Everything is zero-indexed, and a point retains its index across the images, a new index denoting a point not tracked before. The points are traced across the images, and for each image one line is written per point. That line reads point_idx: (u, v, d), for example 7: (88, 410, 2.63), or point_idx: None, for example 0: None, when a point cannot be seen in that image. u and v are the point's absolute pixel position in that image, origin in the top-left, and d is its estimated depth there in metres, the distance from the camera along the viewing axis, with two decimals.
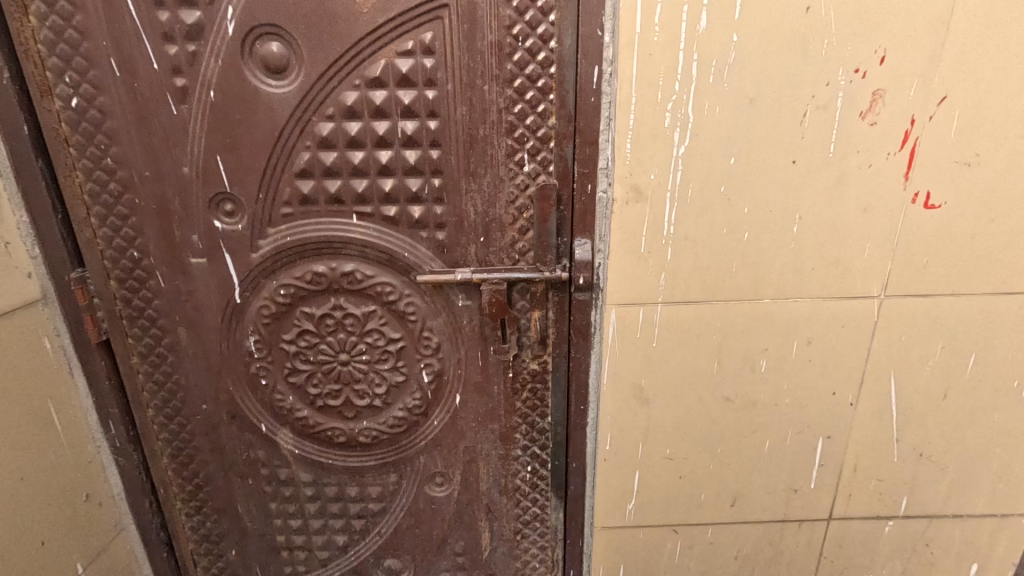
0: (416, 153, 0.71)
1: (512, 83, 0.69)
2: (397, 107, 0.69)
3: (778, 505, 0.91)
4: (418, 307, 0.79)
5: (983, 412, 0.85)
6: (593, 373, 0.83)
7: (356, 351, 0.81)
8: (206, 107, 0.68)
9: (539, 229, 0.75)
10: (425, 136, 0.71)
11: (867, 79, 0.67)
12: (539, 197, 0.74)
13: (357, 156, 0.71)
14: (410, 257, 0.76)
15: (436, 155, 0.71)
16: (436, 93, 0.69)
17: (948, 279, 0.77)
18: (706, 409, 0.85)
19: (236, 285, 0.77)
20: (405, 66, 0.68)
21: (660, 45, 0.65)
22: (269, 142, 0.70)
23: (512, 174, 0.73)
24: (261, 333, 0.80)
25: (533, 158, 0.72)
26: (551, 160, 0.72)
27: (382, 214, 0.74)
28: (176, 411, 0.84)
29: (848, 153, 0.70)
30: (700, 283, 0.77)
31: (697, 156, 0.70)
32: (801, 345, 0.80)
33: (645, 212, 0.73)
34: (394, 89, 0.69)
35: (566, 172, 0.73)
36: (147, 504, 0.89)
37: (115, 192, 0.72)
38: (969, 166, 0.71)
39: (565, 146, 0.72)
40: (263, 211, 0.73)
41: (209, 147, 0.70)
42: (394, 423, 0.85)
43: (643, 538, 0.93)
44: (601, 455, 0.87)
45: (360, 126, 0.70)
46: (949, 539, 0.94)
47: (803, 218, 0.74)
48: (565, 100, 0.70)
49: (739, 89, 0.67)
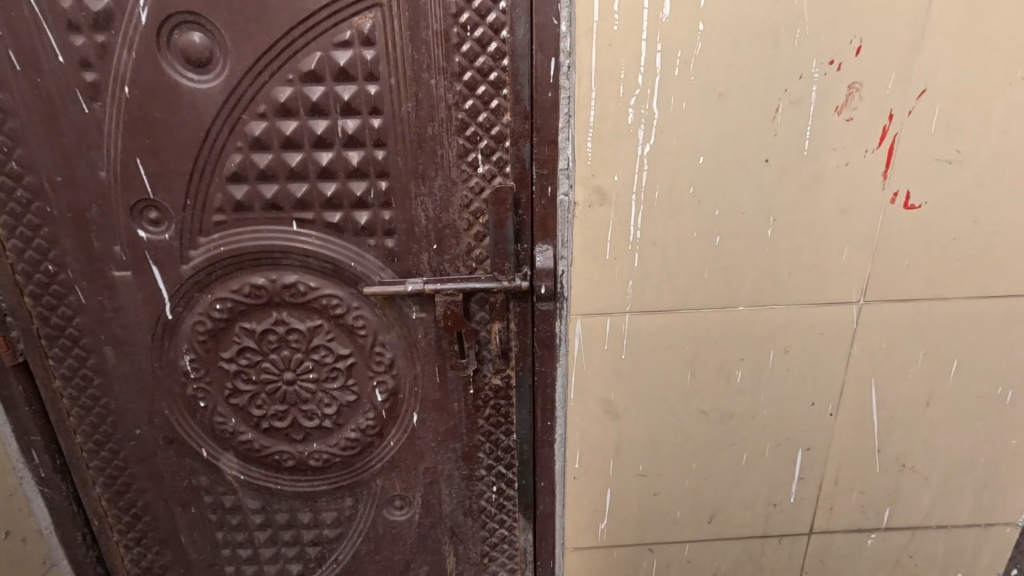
0: (359, 154, 0.65)
1: (462, 77, 0.63)
2: (336, 104, 0.63)
3: (757, 520, 0.87)
4: (368, 321, 0.73)
5: (966, 420, 0.81)
6: (559, 387, 0.78)
7: (303, 370, 0.75)
8: (122, 104, 0.62)
9: (496, 235, 0.69)
10: (368, 135, 0.65)
11: (842, 71, 0.62)
12: (495, 201, 0.68)
13: (294, 157, 0.65)
14: (357, 267, 0.70)
15: (381, 156, 0.66)
16: (379, 89, 0.63)
17: (930, 282, 0.73)
18: (680, 423, 0.80)
19: (167, 300, 0.71)
20: (343, 58, 0.62)
21: (620, 35, 0.60)
22: (196, 144, 0.64)
23: (465, 176, 0.67)
24: (197, 351, 0.73)
25: (487, 159, 0.67)
26: (507, 161, 0.67)
27: (324, 221, 0.68)
28: (107, 437, 0.77)
29: (824, 151, 0.66)
30: (670, 290, 0.72)
31: (663, 155, 0.65)
32: (778, 354, 0.76)
33: (610, 216, 0.68)
34: (332, 84, 0.62)
35: (524, 173, 0.68)
36: (80, 537, 0.82)
37: (23, 199, 0.65)
38: (950, 164, 0.67)
39: (521, 145, 0.66)
40: (194, 220, 0.67)
41: (128, 148, 0.63)
42: (346, 445, 0.79)
43: (617, 558, 0.89)
44: (570, 474, 0.82)
45: (296, 126, 0.64)
46: (933, 550, 0.91)
47: (778, 220, 0.69)
48: (520, 95, 0.64)
49: (706, 83, 0.62)
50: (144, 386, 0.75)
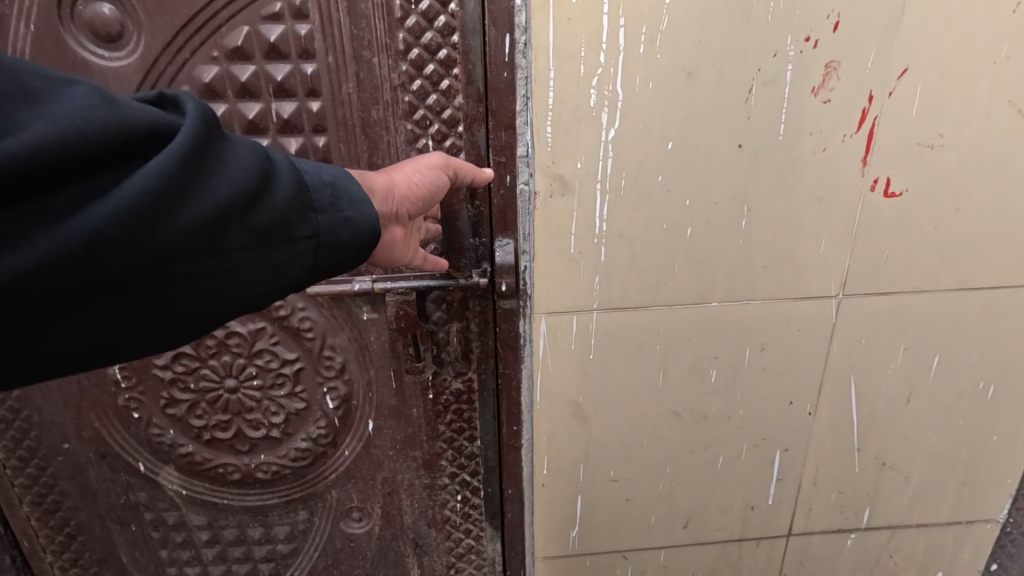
0: (298, 140, 0.62)
1: (407, 56, 0.59)
2: (268, 84, 0.60)
3: (734, 524, 0.84)
4: (315, 323, 0.69)
5: (947, 417, 0.79)
6: (525, 392, 0.73)
7: (246, 376, 0.70)
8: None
9: (449, 227, 0.66)
10: (306, 119, 0.61)
11: (819, 48, 0.58)
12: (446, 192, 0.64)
13: None
14: None
15: (321, 143, 0.62)
16: (315, 67, 0.59)
17: (910, 275, 0.69)
18: (652, 426, 0.76)
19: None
20: (274, 34, 0.58)
21: (580, 8, 0.55)
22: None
23: None
24: None
25: (439, 145, 0.63)
26: (461, 148, 0.63)
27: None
28: (32, 452, 0.72)
29: (799, 135, 0.61)
30: (639, 287, 0.67)
31: (629, 142, 0.60)
32: (754, 351, 0.72)
33: (573, 207, 0.63)
34: (262, 62, 0.59)
35: (480, 160, 0.64)
36: (10, 559, 0.78)
37: None
38: (932, 149, 0.63)
39: (475, 130, 0.62)
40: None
41: None
42: (297, 455, 0.75)
43: (589, 566, 0.85)
44: (538, 480, 0.77)
45: (225, 109, 0.60)
46: (913, 549, 0.89)
47: (753, 211, 0.65)
48: (472, 76, 0.60)
49: (674, 61, 0.57)
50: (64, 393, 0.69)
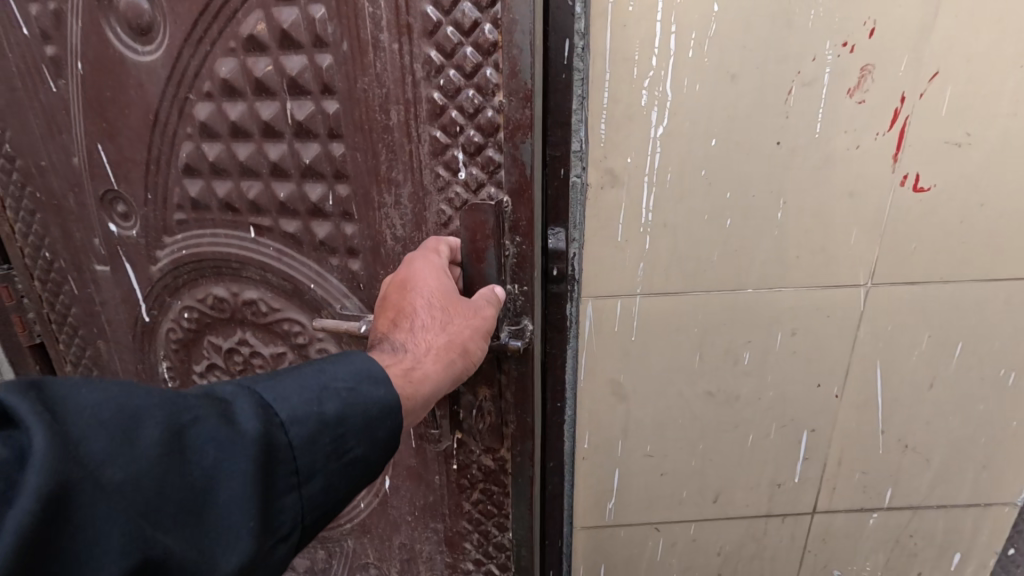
0: (315, 145, 0.65)
1: (435, 39, 0.58)
2: (282, 79, 0.63)
3: (761, 500, 0.89)
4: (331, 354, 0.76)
5: (968, 402, 0.83)
6: (569, 369, 0.78)
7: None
8: (80, 81, 0.67)
9: (473, 270, 0.65)
10: (321, 122, 0.64)
11: (855, 52, 0.63)
12: (472, 223, 0.64)
13: (245, 149, 0.67)
14: (315, 289, 0.73)
15: (338, 150, 0.65)
16: (327, 57, 0.61)
17: (936, 265, 0.73)
18: (686, 405, 0.81)
19: (146, 302, 0.80)
20: (288, 18, 0.60)
21: (635, 16, 0.60)
22: (148, 127, 0.68)
23: (443, 184, 0.64)
24: (173, 359, 0.83)
25: (473, 160, 0.62)
26: (501, 161, 0.61)
27: (284, 229, 0.71)
28: None
29: (834, 133, 0.66)
30: (679, 274, 0.73)
31: (675, 138, 0.66)
32: (785, 336, 0.77)
33: (621, 198, 0.68)
34: (277, 54, 0.62)
35: (522, 179, 0.62)
36: None
37: (18, 182, 0.76)
38: (960, 147, 0.67)
39: (518, 140, 0.60)
40: (151, 215, 0.74)
41: (91, 134, 0.70)
42: None
43: (623, 537, 0.91)
44: (579, 453, 0.84)
45: (244, 108, 0.65)
46: (932, 529, 0.93)
47: (789, 204, 0.70)
48: (517, 67, 0.57)
49: (722, 64, 0.62)
50: (141, 369, 0.86)
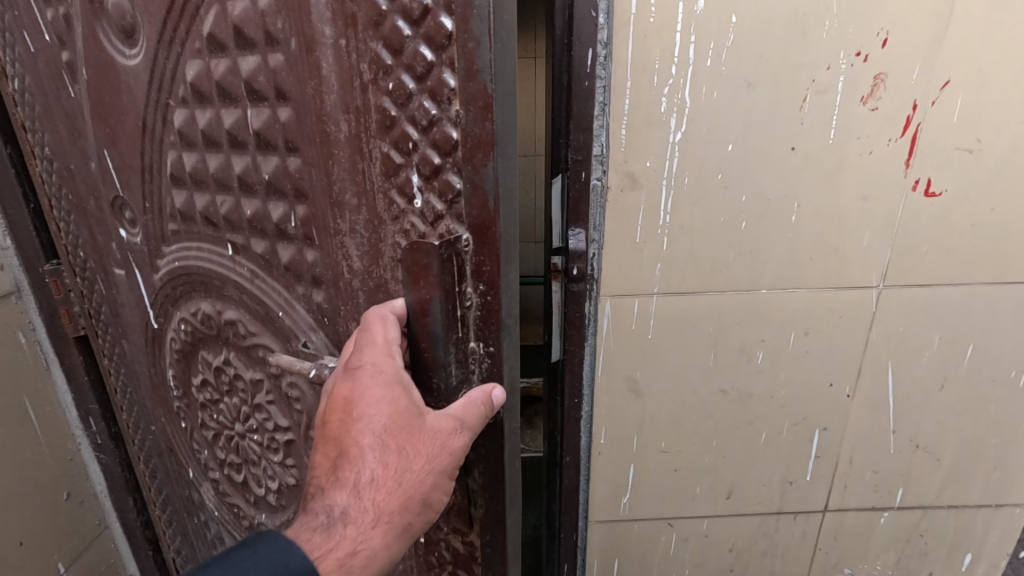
0: (275, 160, 0.49)
1: (376, 17, 0.39)
2: (238, 81, 0.48)
3: (773, 497, 0.91)
4: (302, 394, 0.60)
5: (980, 403, 0.84)
6: (587, 366, 0.81)
7: (252, 432, 0.67)
8: (87, 87, 0.57)
9: (419, 330, 0.45)
10: (279, 133, 0.48)
11: (869, 62, 0.65)
12: (414, 266, 0.45)
13: (214, 160, 0.53)
14: (285, 320, 0.57)
15: (294, 166, 0.48)
16: (279, 58, 0.44)
17: (947, 268, 0.75)
18: (701, 402, 0.83)
19: (151, 307, 0.70)
20: (240, 10, 0.44)
21: (656, 27, 0.63)
22: (139, 134, 0.56)
23: (394, 213, 0.45)
24: (176, 369, 0.72)
25: (428, 183, 0.43)
26: (459, 188, 0.42)
27: (255, 252, 0.56)
28: (139, 426, 0.85)
29: (847, 140, 0.68)
30: (696, 274, 0.75)
31: (693, 144, 0.68)
32: (798, 336, 0.79)
33: (640, 200, 0.71)
34: (235, 53, 0.47)
35: (486, 215, 0.42)
36: (132, 503, 0.91)
37: (55, 174, 0.69)
38: (971, 153, 0.69)
39: (480, 161, 0.41)
40: (148, 223, 0.63)
41: (98, 140, 0.60)
42: None
43: (636, 532, 0.93)
44: (596, 448, 0.86)
45: (211, 115, 0.51)
46: (943, 529, 0.94)
47: (803, 207, 0.72)
48: (475, 67, 0.38)
49: (739, 73, 0.65)
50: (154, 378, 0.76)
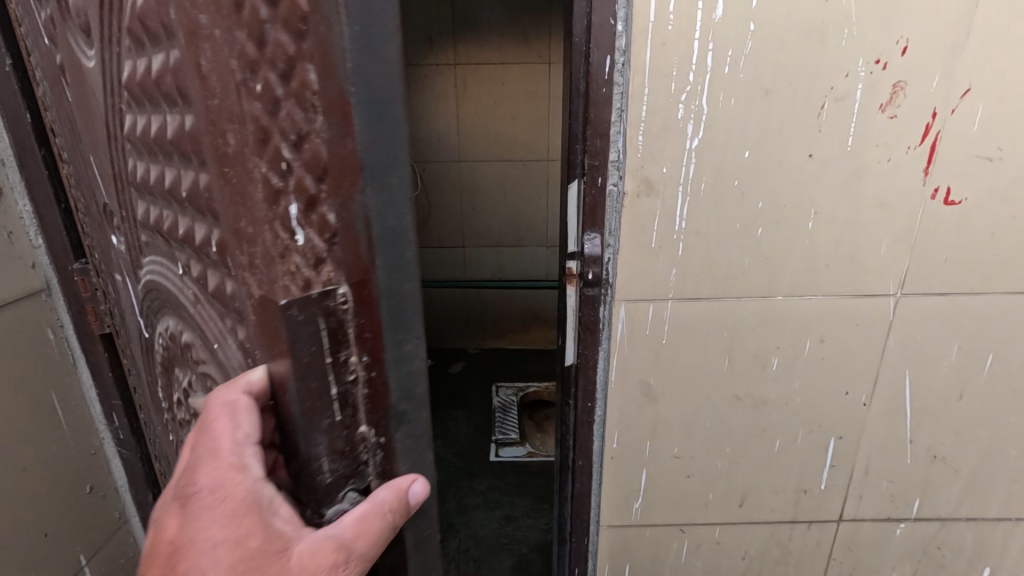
0: (192, 175, 0.37)
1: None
2: (153, 82, 0.37)
3: (787, 506, 0.90)
4: None
5: (999, 414, 0.83)
6: (601, 371, 0.81)
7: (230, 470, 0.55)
8: (72, 93, 0.54)
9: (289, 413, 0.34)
10: (189, 144, 0.35)
11: (888, 70, 0.65)
12: (268, 331, 0.33)
13: (153, 171, 0.44)
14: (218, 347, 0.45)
15: (204, 184, 0.35)
16: (176, 56, 0.32)
17: (966, 277, 0.75)
18: (715, 409, 0.83)
19: (140, 316, 0.63)
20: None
21: (674, 34, 0.64)
22: (106, 138, 0.50)
23: (282, 260, 0.31)
24: (163, 385, 0.64)
25: (307, 217, 0.31)
26: (338, 225, 0.31)
27: (194, 273, 0.45)
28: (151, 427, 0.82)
29: (865, 147, 0.68)
30: (711, 280, 0.75)
31: (710, 151, 0.69)
32: (814, 343, 0.79)
33: (656, 206, 0.71)
34: (150, 52, 0.36)
35: (360, 251, 0.32)
36: (151, 497, 0.93)
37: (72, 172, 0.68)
38: (991, 161, 0.69)
39: (354, 185, 0.31)
40: (127, 232, 0.56)
41: (89, 144, 0.56)
42: None
43: (648, 537, 0.93)
44: (608, 453, 0.86)
45: (145, 120, 0.42)
46: (961, 542, 0.93)
47: (820, 214, 0.72)
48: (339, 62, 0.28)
49: (756, 80, 0.65)
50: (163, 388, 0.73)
